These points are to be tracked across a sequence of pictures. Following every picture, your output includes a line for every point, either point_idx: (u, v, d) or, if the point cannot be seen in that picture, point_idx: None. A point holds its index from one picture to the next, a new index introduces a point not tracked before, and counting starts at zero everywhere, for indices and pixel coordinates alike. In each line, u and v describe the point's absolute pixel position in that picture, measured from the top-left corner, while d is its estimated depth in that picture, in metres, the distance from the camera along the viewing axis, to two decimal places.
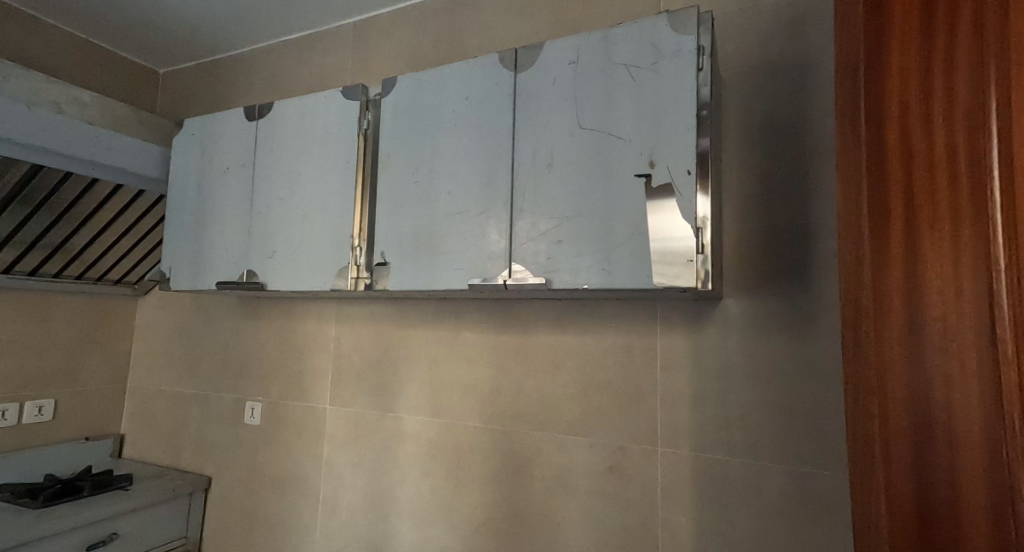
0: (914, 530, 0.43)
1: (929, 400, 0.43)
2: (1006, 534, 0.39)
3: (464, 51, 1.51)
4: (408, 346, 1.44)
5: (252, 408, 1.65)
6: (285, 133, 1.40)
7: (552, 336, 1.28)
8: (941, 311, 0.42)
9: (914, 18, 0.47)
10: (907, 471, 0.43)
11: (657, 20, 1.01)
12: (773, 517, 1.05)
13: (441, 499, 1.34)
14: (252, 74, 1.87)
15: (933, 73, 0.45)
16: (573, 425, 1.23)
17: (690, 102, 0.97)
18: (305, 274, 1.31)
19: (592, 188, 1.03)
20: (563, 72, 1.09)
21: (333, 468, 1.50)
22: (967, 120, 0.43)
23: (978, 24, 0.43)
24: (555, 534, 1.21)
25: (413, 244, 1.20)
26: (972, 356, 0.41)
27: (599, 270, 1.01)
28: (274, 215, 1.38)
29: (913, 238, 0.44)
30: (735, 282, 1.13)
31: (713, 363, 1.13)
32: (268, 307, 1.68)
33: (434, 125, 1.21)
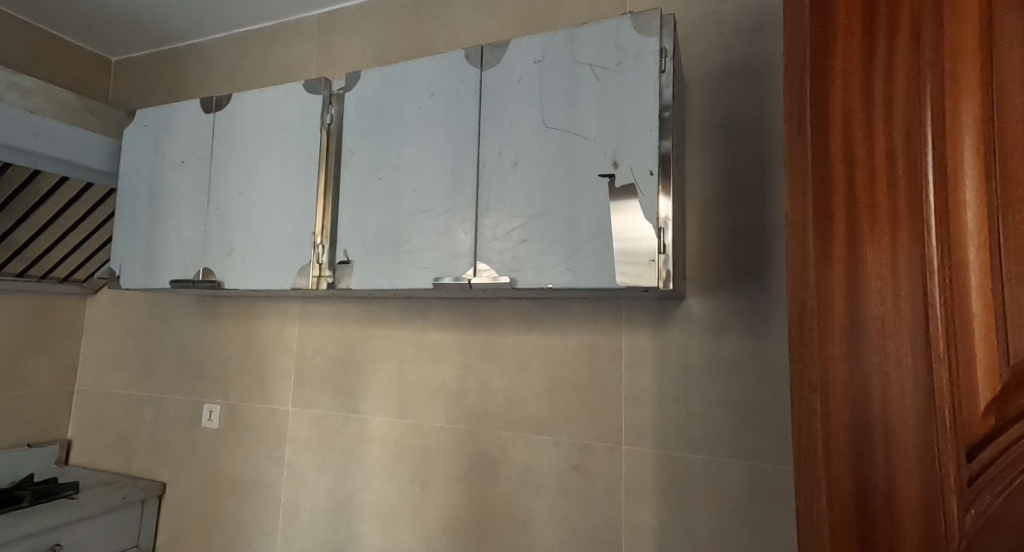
0: (853, 526, 0.44)
1: (868, 397, 0.45)
2: (936, 523, 0.42)
3: (431, 47, 1.50)
4: (374, 346, 1.42)
5: (209, 411, 1.60)
6: (244, 126, 1.36)
7: (518, 335, 1.28)
8: (880, 311, 0.45)
9: (857, 27, 0.48)
10: (847, 467, 0.44)
11: (621, 20, 1.02)
12: (732, 512, 1.07)
13: (407, 501, 1.33)
14: (211, 64, 1.82)
15: (874, 82, 0.47)
16: (539, 423, 1.23)
17: (653, 104, 0.98)
18: (265, 272, 1.28)
19: (557, 188, 1.04)
20: (528, 71, 1.09)
21: (295, 471, 1.47)
22: (904, 131, 0.46)
23: (916, 40, 0.46)
24: (521, 534, 1.21)
25: (377, 242, 1.18)
26: (907, 353, 0.44)
27: (563, 269, 1.01)
28: (232, 211, 1.34)
29: (855, 241, 0.46)
30: (698, 282, 1.15)
31: (676, 361, 1.15)
32: (227, 306, 1.63)
33: (398, 121, 1.20)
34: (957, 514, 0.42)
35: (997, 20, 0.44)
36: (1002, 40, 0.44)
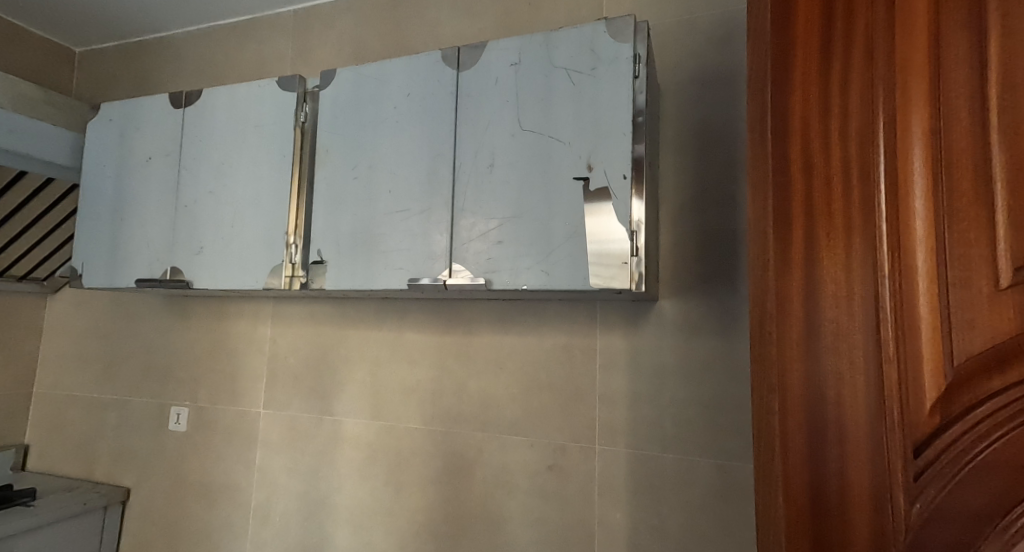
0: (808, 522, 0.46)
1: (822, 396, 0.46)
2: (885, 516, 0.44)
3: (409, 47, 1.49)
4: (348, 347, 1.41)
5: (177, 413, 1.57)
6: (215, 123, 1.34)
7: (493, 336, 1.29)
8: (835, 313, 0.47)
9: (815, 39, 0.50)
10: (803, 464, 0.46)
11: (597, 26, 1.04)
12: (701, 510, 1.10)
13: (380, 504, 1.32)
14: (182, 58, 1.78)
15: (832, 93, 0.49)
16: (513, 424, 1.24)
17: (627, 108, 1.00)
18: (236, 272, 1.26)
19: (532, 190, 1.05)
20: (504, 73, 1.10)
21: (266, 474, 1.45)
22: (859, 142, 0.48)
23: (870, 56, 0.49)
24: (495, 534, 1.22)
25: (351, 242, 1.18)
26: (860, 354, 0.46)
27: (537, 271, 1.02)
28: (202, 209, 1.32)
29: (812, 245, 0.48)
30: (670, 284, 1.17)
31: (649, 362, 1.17)
32: (197, 307, 1.60)
33: (374, 121, 1.19)
34: (904, 508, 0.44)
35: (944, 40, 0.47)
36: (946, 60, 0.47)
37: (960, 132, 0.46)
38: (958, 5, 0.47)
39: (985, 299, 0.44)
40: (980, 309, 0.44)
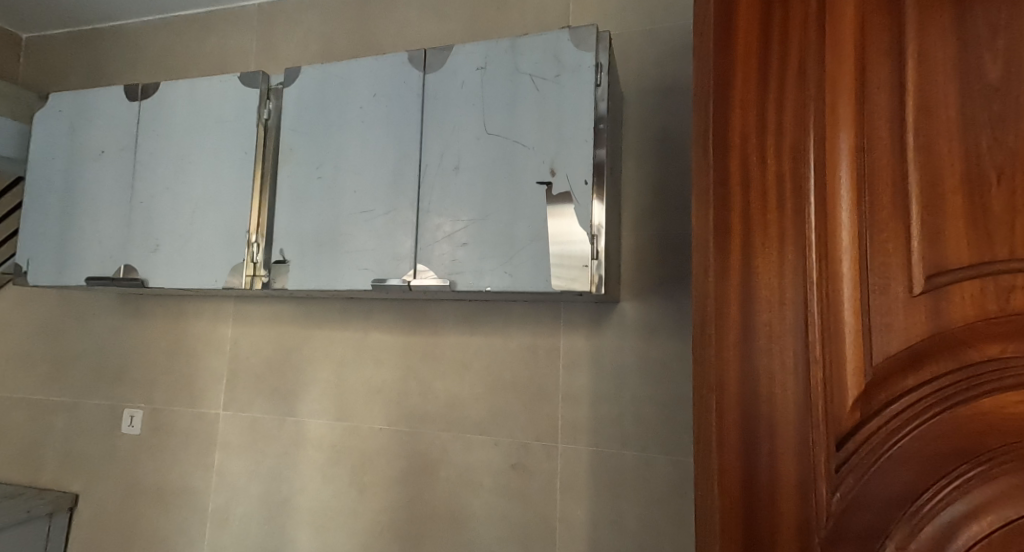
0: (739, 511, 0.49)
1: (755, 394, 0.50)
2: (808, 505, 0.48)
3: (377, 47, 1.49)
4: (313, 347, 1.41)
5: (131, 416, 1.53)
6: (173, 118, 1.31)
7: (459, 337, 1.30)
8: (769, 317, 0.51)
9: (752, 61, 0.54)
10: (737, 457, 0.50)
11: (561, 34, 1.06)
12: (658, 505, 1.14)
13: (344, 505, 1.32)
14: (139, 49, 1.74)
15: (768, 111, 0.53)
16: (477, 423, 1.26)
17: (588, 115, 1.03)
18: (194, 270, 1.25)
19: (497, 193, 1.07)
20: (470, 77, 1.12)
21: (225, 477, 1.43)
22: (793, 157, 0.52)
23: (802, 77, 0.53)
24: (458, 533, 1.24)
25: (314, 241, 1.17)
26: (790, 355, 0.50)
27: (501, 272, 1.04)
28: (159, 205, 1.29)
29: (748, 254, 0.51)
30: (632, 286, 1.21)
31: (610, 362, 1.20)
32: (153, 306, 1.57)
33: (339, 121, 1.20)
34: (826, 497, 0.48)
35: (868, 67, 0.52)
36: (870, 85, 0.52)
37: (882, 151, 0.51)
38: (881, 37, 0.52)
39: (902, 303, 0.49)
40: (897, 313, 0.49)
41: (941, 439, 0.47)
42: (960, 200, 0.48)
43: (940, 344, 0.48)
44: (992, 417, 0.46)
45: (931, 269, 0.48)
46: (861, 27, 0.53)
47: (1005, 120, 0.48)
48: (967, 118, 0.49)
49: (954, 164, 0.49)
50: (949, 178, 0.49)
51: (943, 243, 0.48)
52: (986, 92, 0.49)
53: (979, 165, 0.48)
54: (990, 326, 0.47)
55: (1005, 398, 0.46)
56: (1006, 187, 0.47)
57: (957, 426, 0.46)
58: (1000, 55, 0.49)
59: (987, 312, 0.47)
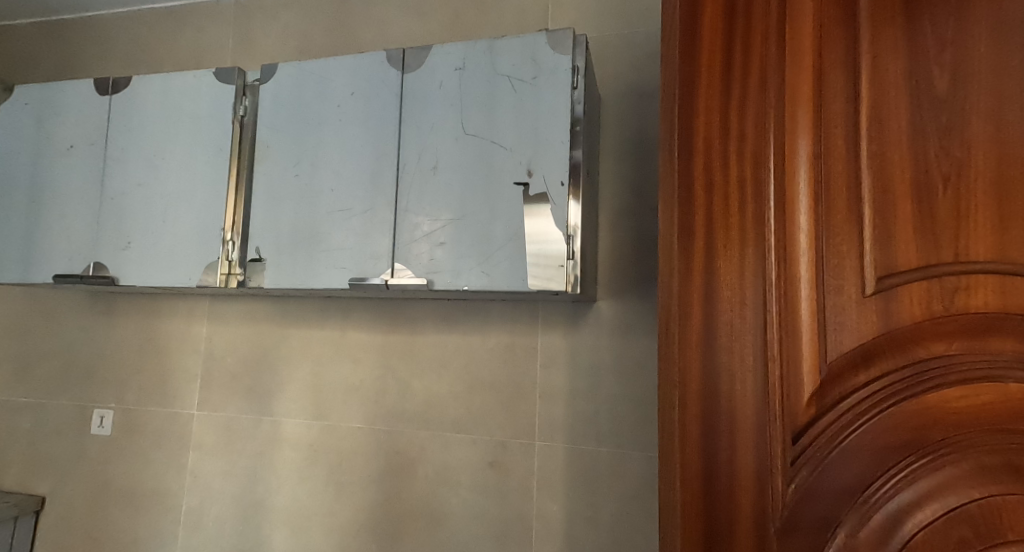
0: (700, 503, 0.51)
1: (716, 391, 0.52)
2: (765, 496, 0.50)
3: (356, 45, 1.49)
4: (290, 346, 1.40)
5: (101, 417, 1.51)
6: (145, 113, 1.30)
7: (438, 335, 1.31)
8: (730, 316, 0.53)
9: (716, 70, 0.55)
10: (698, 451, 0.51)
11: (538, 36, 1.08)
12: (632, 501, 1.16)
13: (320, 505, 1.32)
14: (110, 42, 1.70)
15: (730, 118, 0.55)
16: (455, 421, 1.27)
17: (565, 117, 1.04)
18: (167, 268, 1.23)
19: (474, 193, 1.08)
20: (448, 77, 1.12)
21: (199, 478, 1.41)
22: (754, 163, 0.54)
23: (762, 86, 0.55)
24: (436, 531, 1.24)
25: (290, 240, 1.17)
26: (749, 353, 0.52)
27: (478, 272, 1.06)
28: (130, 202, 1.27)
29: (710, 256, 0.53)
30: (608, 285, 1.23)
31: (587, 361, 1.22)
32: (125, 305, 1.54)
33: (316, 120, 1.19)
34: (782, 488, 0.50)
35: (825, 77, 0.55)
36: (826, 93, 0.54)
37: (837, 158, 0.53)
38: (837, 48, 0.55)
39: (854, 304, 0.51)
40: (850, 313, 0.51)
41: (890, 433, 0.49)
42: (909, 206, 0.51)
43: (891, 342, 0.51)
44: (936, 411, 0.49)
45: (882, 270, 0.51)
46: (819, 38, 0.55)
47: (951, 130, 0.51)
48: (916, 128, 0.52)
49: (904, 171, 0.52)
50: (900, 184, 0.52)
51: (894, 246, 0.51)
52: (933, 104, 0.52)
53: (927, 173, 0.51)
54: (936, 326, 0.50)
55: (948, 393, 0.49)
56: (951, 194, 0.50)
57: (904, 420, 0.49)
58: (947, 66, 0.52)
59: (934, 312, 0.50)
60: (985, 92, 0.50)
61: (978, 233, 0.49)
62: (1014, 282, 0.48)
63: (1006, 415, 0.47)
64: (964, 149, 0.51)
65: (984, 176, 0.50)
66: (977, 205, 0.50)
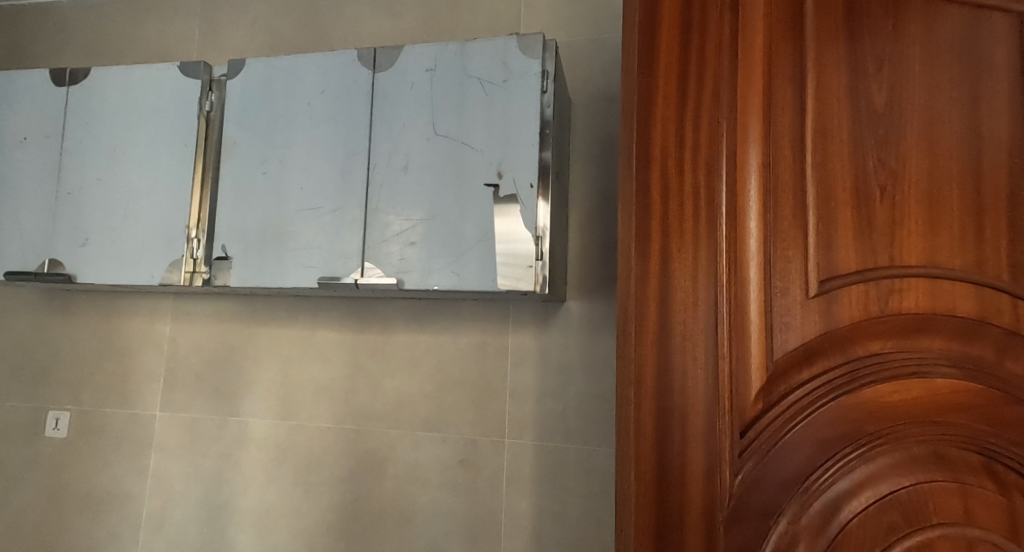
0: (654, 496, 0.53)
1: (669, 387, 0.54)
2: (714, 487, 0.53)
3: (327, 42, 1.48)
4: (258, 346, 1.39)
5: (56, 418, 1.47)
6: (104, 105, 1.27)
7: (408, 334, 1.32)
8: (683, 317, 0.55)
9: (672, 79, 0.58)
10: (652, 445, 0.54)
11: (509, 40, 1.10)
12: (598, 496, 1.19)
13: (287, 505, 1.31)
14: (68, 31, 1.65)
15: (686, 125, 0.57)
16: (425, 419, 1.28)
17: (534, 120, 1.06)
18: (127, 266, 1.21)
19: (444, 193, 1.09)
20: (419, 78, 1.13)
21: (160, 481, 1.39)
22: (707, 169, 0.56)
23: (716, 96, 0.57)
24: (404, 529, 1.25)
25: (257, 238, 1.16)
26: (701, 351, 0.55)
27: (448, 272, 1.07)
28: (89, 197, 1.25)
29: (666, 259, 0.56)
30: (577, 285, 1.25)
31: (556, 360, 1.24)
32: (83, 303, 1.50)
33: (286, 117, 1.19)
34: (729, 479, 0.54)
35: (774, 93, 0.59)
36: (775, 107, 0.59)
37: (785, 168, 0.58)
38: (785, 66, 0.59)
39: (799, 304, 0.56)
40: (795, 313, 0.56)
41: (830, 426, 0.55)
42: (850, 215, 0.57)
43: (830, 341, 0.56)
44: (872, 405, 0.55)
45: (824, 274, 0.57)
46: (769, 55, 0.59)
47: (888, 143, 0.58)
48: (857, 142, 0.58)
49: (846, 182, 0.57)
50: (841, 194, 0.57)
51: (835, 251, 0.57)
52: (869, 123, 0.58)
53: (866, 184, 0.57)
54: (874, 325, 0.56)
55: (883, 388, 0.55)
56: (887, 207, 0.57)
57: (845, 412, 0.55)
58: (884, 86, 0.59)
59: (871, 312, 0.56)
60: (916, 112, 0.58)
61: (910, 241, 0.57)
62: (941, 286, 0.56)
63: (931, 407, 0.55)
64: (898, 162, 0.58)
65: (916, 187, 0.57)
66: (909, 219, 0.57)
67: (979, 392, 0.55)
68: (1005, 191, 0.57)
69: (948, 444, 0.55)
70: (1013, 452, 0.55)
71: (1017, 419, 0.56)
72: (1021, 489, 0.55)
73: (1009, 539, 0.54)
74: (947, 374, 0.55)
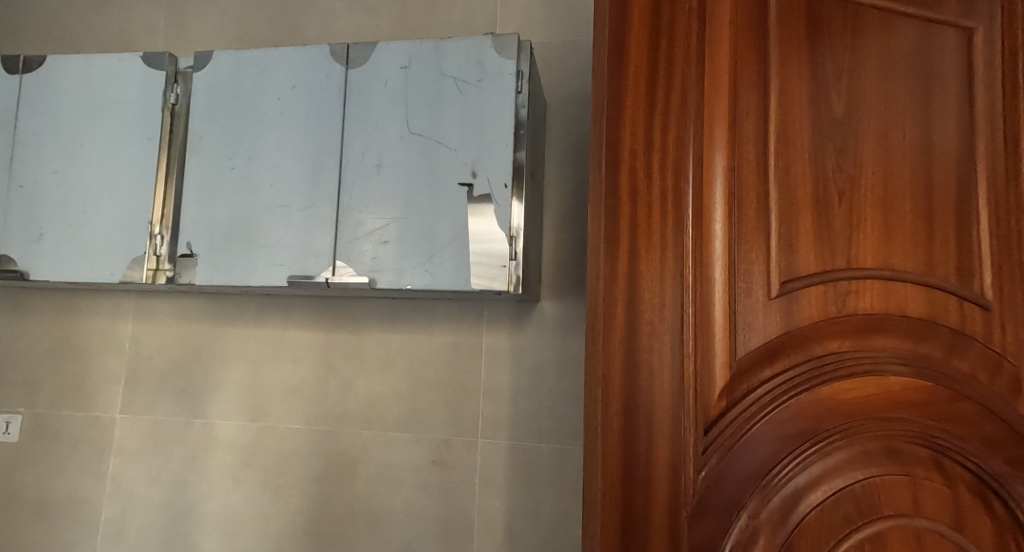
0: (619, 492, 0.54)
1: (636, 386, 0.56)
2: (678, 484, 0.55)
3: (300, 37, 1.46)
4: (225, 345, 1.36)
5: (7, 422, 1.41)
6: (62, 95, 1.23)
7: (381, 334, 1.31)
8: (650, 316, 0.56)
9: (641, 84, 0.59)
10: (619, 443, 0.55)
11: (484, 40, 1.10)
12: (570, 494, 1.20)
13: (255, 508, 1.29)
14: (25, 17, 1.59)
15: (654, 129, 0.58)
16: (398, 419, 1.27)
17: (509, 120, 1.07)
18: (86, 262, 1.17)
19: (418, 193, 1.09)
20: (394, 75, 1.12)
21: (121, 485, 1.35)
22: (674, 173, 0.58)
23: (683, 101, 0.59)
24: (376, 531, 1.24)
25: (225, 236, 1.14)
26: (667, 350, 0.56)
27: (421, 271, 1.07)
28: (45, 190, 1.21)
29: (634, 260, 0.57)
30: (551, 286, 1.26)
31: (530, 359, 1.25)
32: (39, 300, 1.45)
33: (256, 112, 1.17)
34: (693, 474, 0.55)
35: (739, 99, 0.60)
36: (740, 112, 0.60)
37: (749, 172, 0.60)
38: (750, 73, 0.61)
39: (761, 304, 0.58)
40: (757, 313, 0.58)
41: (790, 423, 0.57)
42: (810, 218, 0.59)
43: (790, 340, 0.58)
44: (830, 402, 0.57)
45: (786, 275, 0.59)
46: (735, 62, 0.61)
47: (846, 149, 0.60)
48: (817, 148, 0.60)
49: (806, 186, 0.60)
50: (802, 198, 0.59)
51: (796, 253, 0.59)
52: (829, 130, 0.61)
53: (825, 189, 0.60)
54: (832, 325, 0.58)
55: (840, 385, 0.57)
56: (845, 211, 0.59)
57: (804, 409, 0.57)
58: (843, 93, 0.61)
59: (829, 312, 0.58)
60: (872, 120, 0.61)
61: (866, 244, 0.59)
62: (894, 287, 0.59)
63: (886, 404, 0.58)
64: (856, 167, 0.60)
65: (872, 193, 0.60)
66: (866, 223, 0.60)
67: (930, 389, 0.58)
68: (953, 199, 0.61)
69: (900, 440, 0.58)
70: (960, 447, 0.58)
71: (963, 415, 0.59)
72: (966, 481, 0.58)
73: (954, 530, 0.57)
74: (900, 372, 0.58)
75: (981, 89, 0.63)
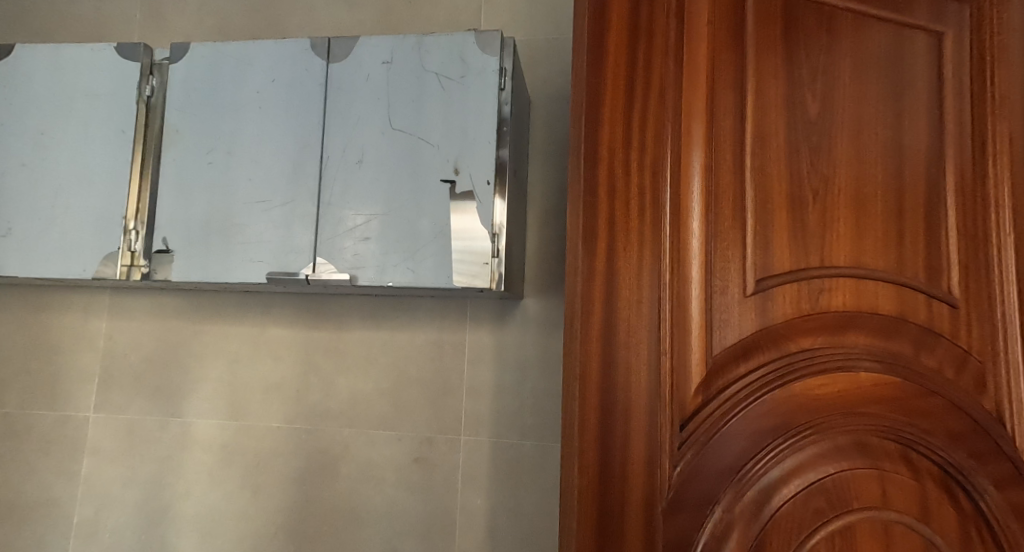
0: (596, 487, 0.55)
1: (613, 383, 0.56)
2: (654, 479, 0.55)
3: (281, 30, 1.44)
4: (203, 343, 1.34)
5: None
6: (31, 84, 1.20)
7: (363, 331, 1.30)
8: (628, 313, 0.57)
9: (620, 83, 0.59)
10: (596, 439, 0.55)
11: (467, 36, 1.09)
12: (552, 491, 1.20)
13: (234, 508, 1.28)
14: None
15: (632, 127, 0.58)
16: (379, 417, 1.27)
17: (491, 117, 1.07)
18: (57, 258, 1.15)
19: (399, 189, 1.08)
20: (375, 70, 1.11)
21: (95, 486, 1.33)
22: (652, 171, 0.58)
23: (661, 100, 0.59)
24: (356, 529, 1.24)
25: (202, 231, 1.12)
26: (644, 347, 0.56)
27: (403, 268, 1.06)
28: (13, 183, 1.18)
29: (612, 257, 0.57)
30: (534, 283, 1.26)
31: (513, 356, 1.25)
32: (8, 297, 1.41)
33: (234, 106, 1.15)
34: (669, 470, 0.56)
35: (717, 98, 0.61)
36: (718, 111, 0.61)
37: (726, 170, 0.60)
38: (728, 73, 0.61)
39: (737, 302, 0.59)
40: (733, 310, 0.59)
41: (764, 418, 0.58)
42: (785, 217, 0.60)
43: (764, 337, 0.59)
44: (802, 398, 0.58)
45: (761, 273, 0.59)
46: (713, 62, 0.61)
47: (820, 148, 0.61)
48: (793, 148, 0.61)
49: (781, 185, 0.60)
50: (777, 197, 0.60)
51: (771, 251, 0.60)
52: (804, 130, 0.62)
53: (800, 188, 0.61)
54: (805, 322, 0.59)
55: (812, 382, 0.59)
56: (819, 210, 0.61)
57: (777, 405, 0.58)
58: (818, 94, 0.62)
59: (803, 310, 0.59)
60: (846, 121, 0.62)
61: (839, 242, 0.61)
62: (866, 285, 0.60)
63: (857, 400, 0.59)
64: (830, 167, 0.61)
65: (845, 193, 0.61)
66: (839, 222, 0.61)
67: (899, 384, 0.60)
68: (923, 200, 0.62)
69: (870, 434, 0.59)
70: (927, 441, 0.60)
71: (930, 410, 0.60)
72: (932, 474, 0.60)
73: (921, 521, 0.59)
74: (870, 369, 0.59)
75: (950, 92, 0.64)
